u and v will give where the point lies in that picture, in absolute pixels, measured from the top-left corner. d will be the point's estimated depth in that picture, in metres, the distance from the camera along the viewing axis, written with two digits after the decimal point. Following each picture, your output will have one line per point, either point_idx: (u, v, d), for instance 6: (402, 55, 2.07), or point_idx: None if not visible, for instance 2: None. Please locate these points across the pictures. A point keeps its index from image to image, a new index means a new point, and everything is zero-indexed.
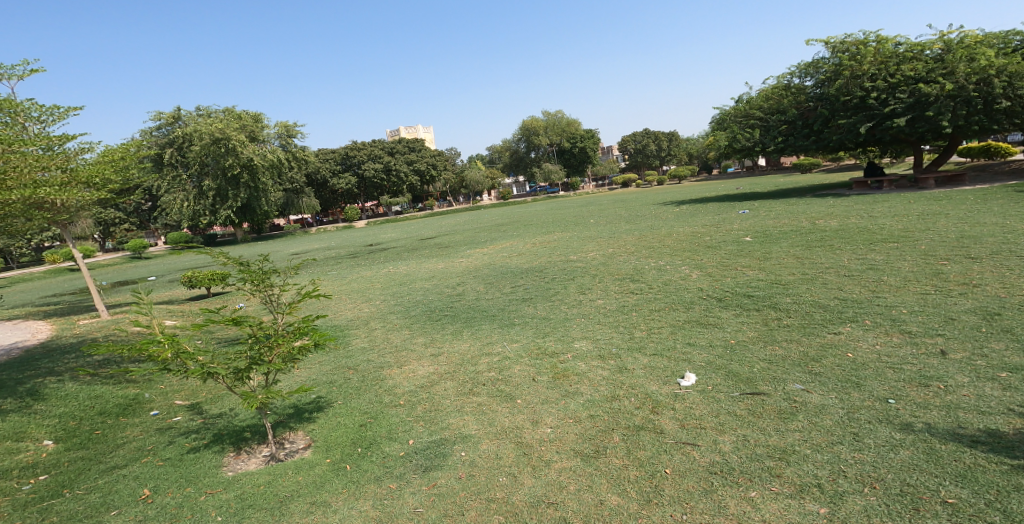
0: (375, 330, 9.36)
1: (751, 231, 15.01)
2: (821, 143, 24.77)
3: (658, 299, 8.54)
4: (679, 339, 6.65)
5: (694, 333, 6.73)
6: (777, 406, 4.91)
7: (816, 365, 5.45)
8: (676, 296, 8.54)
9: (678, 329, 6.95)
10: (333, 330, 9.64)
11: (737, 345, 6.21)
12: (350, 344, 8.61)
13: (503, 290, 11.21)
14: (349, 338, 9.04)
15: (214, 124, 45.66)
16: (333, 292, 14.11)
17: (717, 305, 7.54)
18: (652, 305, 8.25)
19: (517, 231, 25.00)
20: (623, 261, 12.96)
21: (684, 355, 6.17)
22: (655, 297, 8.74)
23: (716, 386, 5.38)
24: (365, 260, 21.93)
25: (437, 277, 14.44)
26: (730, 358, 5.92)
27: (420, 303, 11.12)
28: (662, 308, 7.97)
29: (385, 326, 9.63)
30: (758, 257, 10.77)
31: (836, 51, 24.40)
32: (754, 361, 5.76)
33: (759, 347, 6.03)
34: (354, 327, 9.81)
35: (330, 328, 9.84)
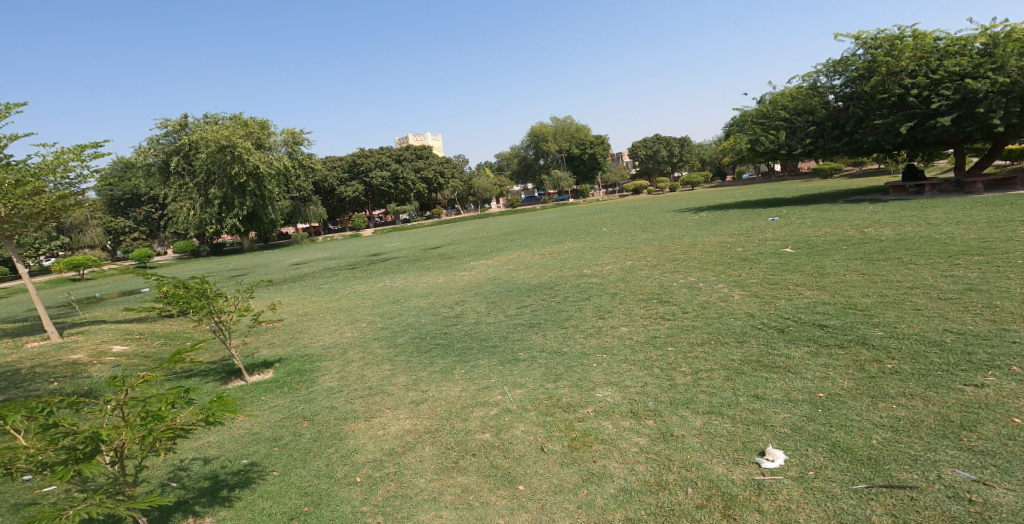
0: (351, 362, 7.75)
1: (790, 240, 13.26)
2: (853, 145, 22.96)
3: (698, 329, 6.85)
4: (739, 389, 5.00)
5: (758, 382, 5.06)
6: (943, 512, 3.38)
7: (975, 439, 3.85)
8: (721, 324, 6.85)
9: (735, 375, 5.28)
10: (302, 362, 8.02)
11: (831, 401, 4.55)
12: (318, 382, 7.01)
13: (507, 312, 9.56)
14: (318, 372, 7.44)
15: (220, 131, 44.28)
16: (317, 311, 12.51)
17: (780, 340, 5.85)
18: (691, 337, 6.56)
19: (525, 240, 23.38)
20: (647, 276, 11.26)
21: (756, 416, 4.54)
22: (693, 325, 7.06)
23: (826, 473, 3.79)
24: (362, 273, 20.37)
25: (434, 293, 12.81)
26: (829, 421, 4.30)
27: (411, 327, 9.50)
28: (704, 342, 6.29)
29: (364, 356, 8.00)
30: (811, 272, 9.06)
31: (870, 47, 22.55)
32: (864, 429, 4.14)
33: (867, 405, 4.40)
34: (328, 356, 8.20)
35: (299, 358, 8.22)
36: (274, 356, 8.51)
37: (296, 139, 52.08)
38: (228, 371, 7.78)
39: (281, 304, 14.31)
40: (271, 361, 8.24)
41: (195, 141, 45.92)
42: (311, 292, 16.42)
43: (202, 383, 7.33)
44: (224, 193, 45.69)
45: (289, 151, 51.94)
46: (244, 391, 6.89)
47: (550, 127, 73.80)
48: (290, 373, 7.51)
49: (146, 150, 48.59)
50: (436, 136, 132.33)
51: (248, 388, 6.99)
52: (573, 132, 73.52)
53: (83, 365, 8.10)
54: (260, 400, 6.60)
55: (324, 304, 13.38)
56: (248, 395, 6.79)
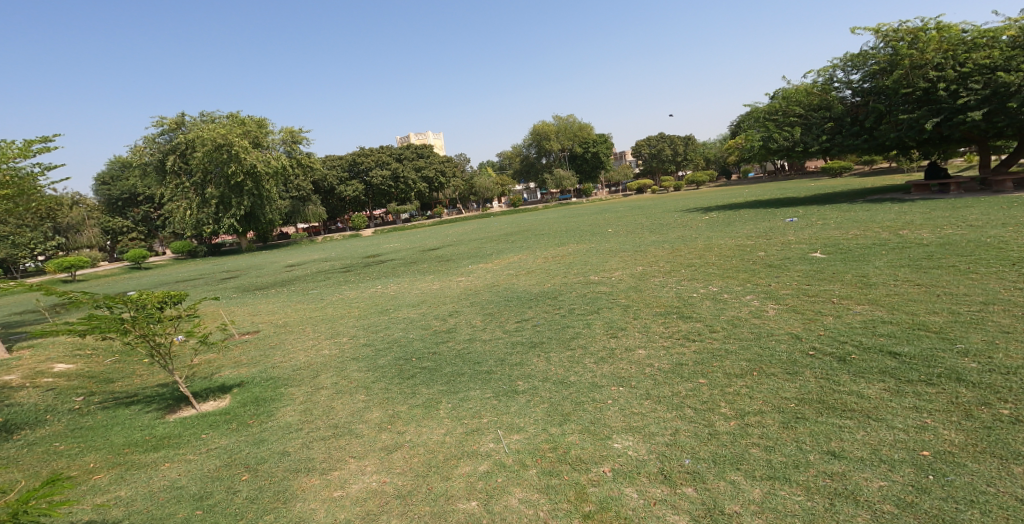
0: (319, 389, 6.64)
1: (817, 244, 12.11)
2: (874, 141, 21.76)
3: (731, 353, 5.73)
4: (807, 443, 4.05)
5: (831, 432, 4.11)
6: None
7: None
8: (759, 346, 5.76)
9: (794, 422, 4.30)
10: (265, 386, 6.92)
11: (948, 463, 3.68)
12: (276, 415, 5.95)
13: (506, 328, 8.43)
14: (279, 402, 6.35)
15: (216, 129, 43.39)
16: (300, 321, 11.40)
17: (842, 371, 4.83)
18: (725, 365, 5.48)
19: (527, 242, 22.21)
20: (661, 284, 10.12)
21: (847, 485, 3.64)
22: (725, 348, 5.93)
23: None
24: (355, 276, 19.21)
25: (427, 302, 11.68)
26: (955, 496, 3.46)
27: (398, 344, 8.39)
28: (743, 372, 5.22)
29: (337, 381, 6.88)
30: (854, 282, 7.95)
31: (891, 39, 21.44)
32: (1009, 509, 3.34)
33: (999, 472, 3.56)
34: (296, 379, 7.09)
35: (262, 381, 7.12)
36: (234, 378, 7.39)
37: (294, 138, 50.87)
38: (177, 398, 6.68)
39: (263, 311, 13.20)
40: (230, 384, 7.13)
41: (192, 139, 44.94)
42: (299, 297, 15.32)
43: (141, 413, 6.23)
44: (221, 192, 44.73)
45: (287, 150, 50.86)
46: (185, 426, 5.81)
47: (551, 126, 72.72)
48: (246, 401, 6.43)
49: (142, 149, 47.62)
50: (436, 136, 131.53)
51: (192, 422, 5.90)
52: (575, 131, 72.64)
53: (10, 389, 6.97)
54: (201, 438, 5.54)
55: (308, 313, 12.28)
56: (187, 431, 5.71)
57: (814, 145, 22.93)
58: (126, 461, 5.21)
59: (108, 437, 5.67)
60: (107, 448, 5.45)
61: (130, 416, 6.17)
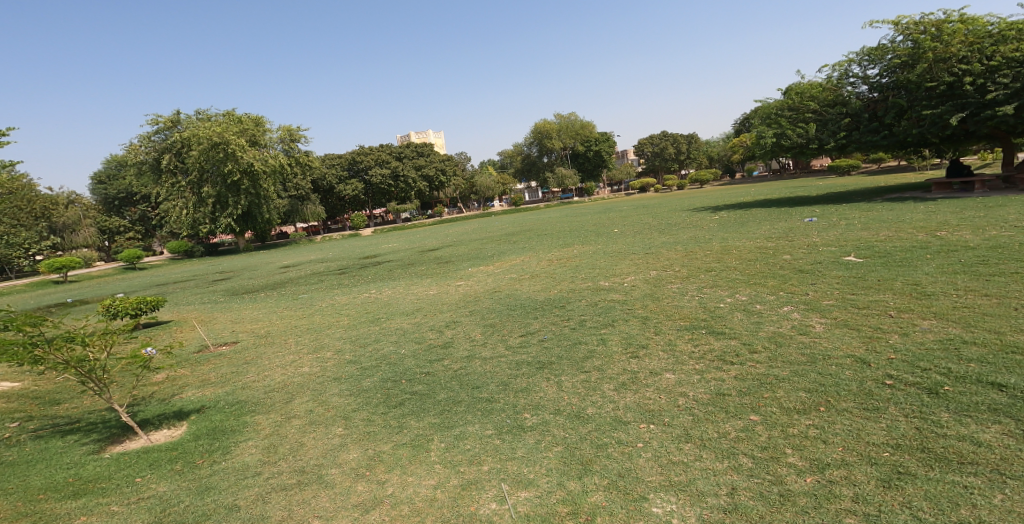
0: (290, 419, 5.68)
1: (847, 246, 11.20)
2: (893, 138, 20.71)
3: (782, 381, 5.01)
4: (925, 511, 3.43)
5: (954, 496, 3.48)
6: None
7: None
8: (817, 372, 5.03)
9: (899, 480, 3.66)
10: (227, 413, 5.96)
11: None
12: (233, 454, 5.02)
13: (511, 345, 7.47)
14: (240, 434, 5.40)
15: (213, 127, 42.45)
16: (284, 330, 10.42)
17: (944, 409, 4.19)
18: (784, 398, 4.73)
19: (530, 242, 21.24)
20: (680, 291, 9.16)
21: None
22: (773, 375, 5.16)
23: None
24: (349, 279, 18.25)
25: (422, 310, 10.71)
26: None
27: (388, 361, 7.43)
28: (806, 408, 4.52)
29: (312, 409, 5.92)
30: (906, 292, 7.08)
31: (911, 32, 20.44)
32: None
33: None
34: (267, 404, 6.13)
35: (225, 406, 6.17)
36: (195, 401, 6.41)
37: (293, 137, 49.97)
38: (123, 425, 5.75)
39: (246, 319, 12.21)
40: (188, 409, 6.16)
41: (187, 138, 44.01)
42: (287, 302, 14.35)
43: (75, 446, 5.27)
44: (218, 192, 43.75)
45: (285, 149, 49.89)
46: (120, 466, 4.87)
47: (553, 124, 71.67)
48: (202, 433, 5.47)
49: (137, 147, 46.75)
50: (435, 135, 130.30)
51: (131, 459, 4.96)
52: (576, 129, 71.71)
53: None
54: (134, 483, 4.62)
55: (293, 321, 11.30)
56: (121, 472, 4.79)
57: (830, 141, 21.89)
58: (32, 511, 4.29)
59: (26, 477, 4.74)
60: (20, 493, 4.51)
61: (61, 449, 5.22)
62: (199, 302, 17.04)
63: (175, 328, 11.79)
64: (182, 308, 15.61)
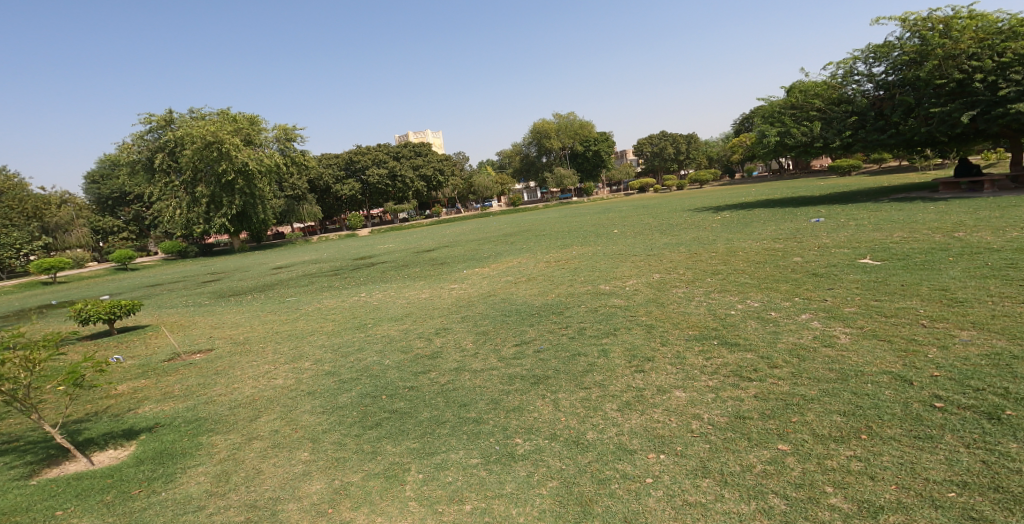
0: (251, 441, 5.25)
1: (861, 247, 10.65)
2: (901, 136, 20.11)
3: (811, 402, 4.49)
4: None
5: None
6: None
7: None
8: (852, 392, 4.53)
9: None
10: (180, 432, 5.50)
11: None
12: (176, 483, 4.64)
13: (503, 356, 6.90)
14: (190, 458, 5.00)
15: (206, 126, 41.81)
16: (264, 336, 9.81)
17: (1010, 438, 3.75)
18: (820, 422, 4.23)
19: (528, 243, 20.64)
20: (686, 295, 8.60)
21: None
22: (800, 394, 4.64)
23: None
24: (340, 281, 17.66)
25: (412, 315, 10.10)
26: None
27: (371, 373, 6.87)
28: (845, 436, 4.04)
29: (278, 429, 5.46)
30: (934, 298, 6.53)
31: (919, 28, 19.90)
32: None
33: None
34: (226, 421, 5.68)
35: (181, 423, 5.72)
36: (150, 417, 5.94)
37: (288, 136, 49.11)
38: (63, 445, 5.37)
39: (227, 324, 11.58)
40: (138, 427, 5.69)
41: (181, 137, 43.19)
42: (273, 306, 13.72)
43: (5, 470, 4.95)
44: (212, 191, 43.06)
45: (281, 148, 48.93)
46: (43, 494, 4.53)
47: (552, 124, 71.02)
48: (146, 456, 5.08)
49: (130, 146, 45.70)
50: (434, 134, 129.98)
51: (57, 487, 4.61)
52: (575, 129, 71.26)
53: None
54: (53, 516, 4.27)
55: (276, 326, 10.69)
56: (43, 502, 4.45)
57: (836, 140, 21.32)
58: None
59: None
60: None
61: None
62: (183, 305, 16.38)
63: (151, 334, 11.19)
64: (165, 311, 14.96)
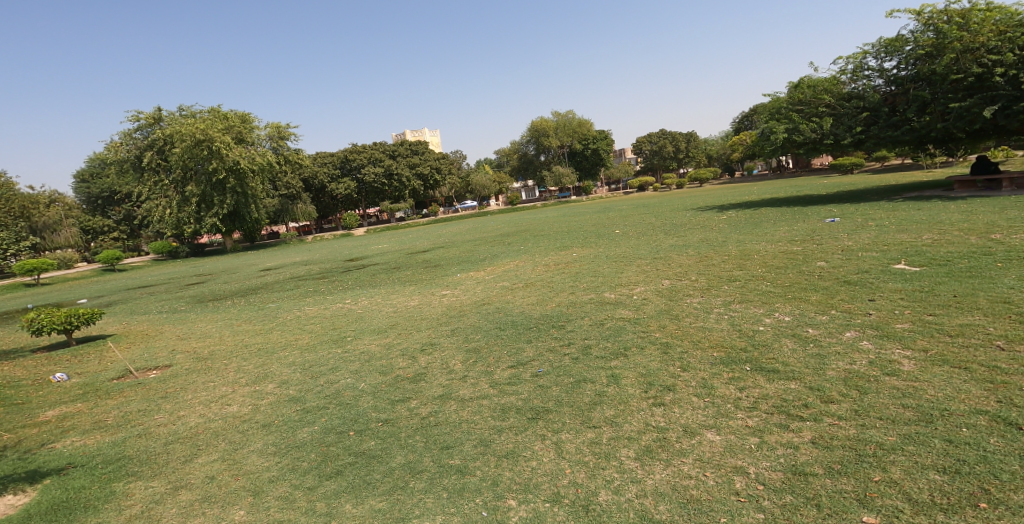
0: (177, 492, 4.48)
1: (891, 250, 9.74)
2: (916, 133, 19.18)
3: (892, 452, 3.74)
4: None
5: None
6: None
7: None
8: (945, 440, 3.77)
9: None
10: (94, 476, 4.77)
11: None
12: None
13: (496, 384, 5.99)
14: (94, 514, 4.29)
15: (196, 123, 40.56)
16: (231, 351, 8.83)
17: None
18: (917, 483, 3.49)
19: (526, 244, 19.66)
20: (701, 305, 7.71)
21: None
22: (874, 441, 3.88)
23: None
24: (327, 285, 16.65)
25: (397, 327, 9.09)
26: None
27: (342, 403, 5.97)
28: (956, 504, 3.32)
29: (215, 475, 4.66)
30: (999, 314, 5.66)
31: (933, 21, 18.95)
32: None
33: None
34: (152, 461, 4.95)
35: (100, 464, 4.96)
36: (63, 456, 5.15)
37: (281, 134, 47.68)
38: None
39: (195, 335, 10.59)
40: (48, 468, 4.95)
41: (170, 135, 41.97)
42: (249, 314, 12.71)
43: None
44: (202, 191, 41.93)
45: (273, 147, 47.60)
46: None
47: (550, 121, 69.79)
48: (42, 510, 4.35)
49: (118, 145, 44.06)
50: (432, 132, 128.65)
51: None
52: (574, 126, 70.01)
53: None
54: None
55: (246, 338, 9.69)
56: None
57: (847, 137, 20.33)
58: None
59: None
60: None
61: None
62: (157, 311, 15.34)
63: (109, 348, 10.20)
64: (135, 319, 13.94)
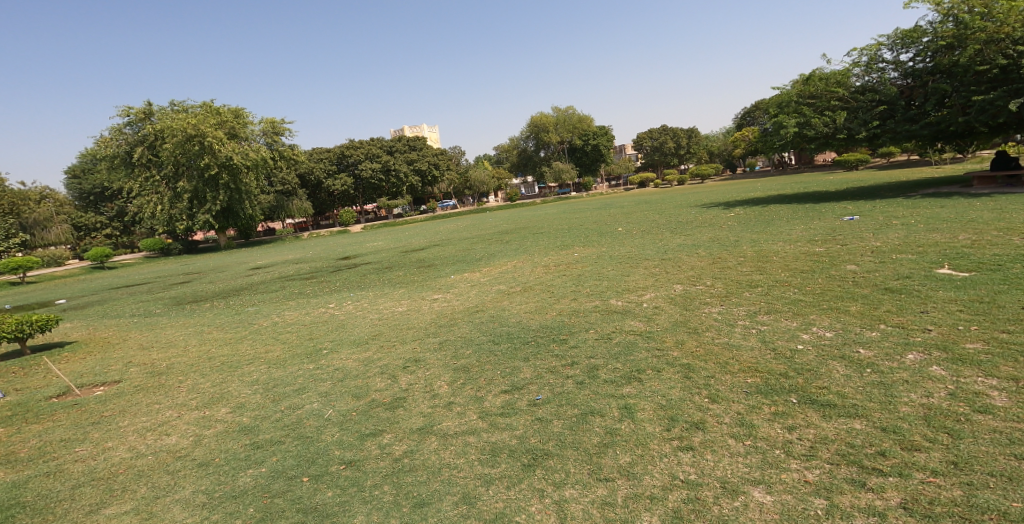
0: None
1: (929, 251, 8.78)
2: (935, 127, 18.21)
3: None
4: None
5: None
6: None
7: None
8: None
9: None
10: None
11: None
12: None
13: (485, 416, 5.09)
14: None
15: (187, 118, 39.36)
16: (191, 365, 7.91)
17: None
18: None
19: (524, 243, 18.73)
20: (722, 315, 6.80)
21: None
22: (995, 510, 3.13)
23: None
24: (314, 286, 15.71)
25: (379, 338, 8.14)
26: None
27: (301, 437, 5.13)
28: None
29: None
30: None
31: (954, 12, 17.92)
32: None
33: None
34: (49, 512, 4.37)
35: None
36: None
37: (276, 129, 46.37)
38: None
39: (158, 344, 9.65)
40: None
41: (161, 131, 40.70)
42: (224, 319, 11.72)
43: None
44: (194, 187, 40.82)
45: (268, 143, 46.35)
46: None
47: (550, 117, 68.60)
48: None
49: (109, 140, 42.87)
50: (431, 128, 128.10)
51: None
52: (575, 122, 68.89)
53: None
54: None
55: (212, 349, 8.73)
56: None
57: (862, 132, 19.31)
58: None
59: None
60: None
61: None
62: (130, 315, 14.38)
63: (63, 360, 9.26)
64: (105, 325, 12.98)
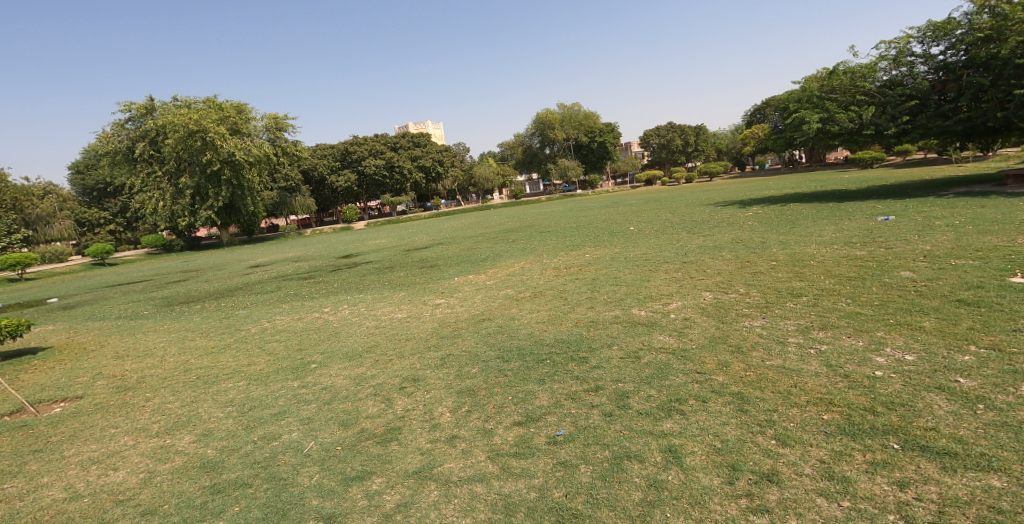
0: None
1: (991, 256, 7.87)
2: (969, 123, 17.21)
3: None
4: None
5: None
6: None
7: None
8: None
9: None
10: None
11: None
12: None
13: (497, 456, 4.25)
14: None
15: (188, 113, 38.45)
16: (163, 380, 7.03)
17: None
18: None
19: (532, 242, 17.83)
20: (766, 328, 5.92)
21: None
22: None
23: None
24: (311, 287, 14.86)
25: (373, 351, 7.24)
26: None
27: (273, 479, 4.28)
28: None
29: None
30: None
31: (992, 3, 16.88)
32: None
33: None
34: None
35: None
36: None
37: (279, 125, 45.42)
38: None
39: (135, 354, 8.75)
40: None
41: (162, 126, 39.79)
42: (211, 324, 10.83)
43: None
44: (197, 182, 39.98)
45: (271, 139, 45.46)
46: None
47: (556, 114, 67.54)
48: None
49: (111, 136, 41.98)
50: (436, 124, 127.18)
51: None
52: (580, 119, 67.85)
53: None
54: None
55: (190, 361, 7.83)
56: None
57: (891, 127, 18.24)
58: None
59: None
60: None
61: None
62: (115, 318, 13.52)
63: (29, 371, 8.39)
64: (87, 328, 12.14)
